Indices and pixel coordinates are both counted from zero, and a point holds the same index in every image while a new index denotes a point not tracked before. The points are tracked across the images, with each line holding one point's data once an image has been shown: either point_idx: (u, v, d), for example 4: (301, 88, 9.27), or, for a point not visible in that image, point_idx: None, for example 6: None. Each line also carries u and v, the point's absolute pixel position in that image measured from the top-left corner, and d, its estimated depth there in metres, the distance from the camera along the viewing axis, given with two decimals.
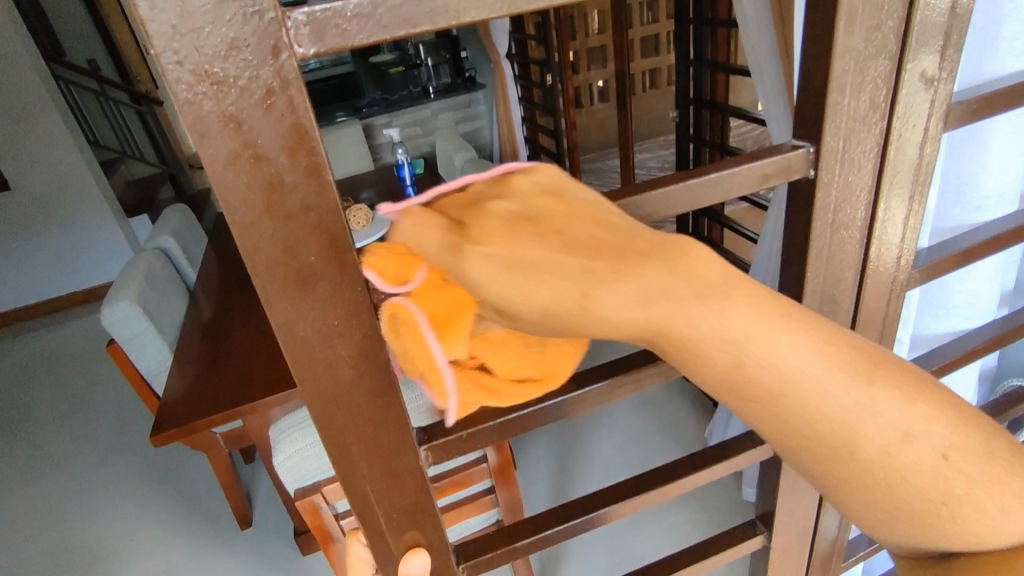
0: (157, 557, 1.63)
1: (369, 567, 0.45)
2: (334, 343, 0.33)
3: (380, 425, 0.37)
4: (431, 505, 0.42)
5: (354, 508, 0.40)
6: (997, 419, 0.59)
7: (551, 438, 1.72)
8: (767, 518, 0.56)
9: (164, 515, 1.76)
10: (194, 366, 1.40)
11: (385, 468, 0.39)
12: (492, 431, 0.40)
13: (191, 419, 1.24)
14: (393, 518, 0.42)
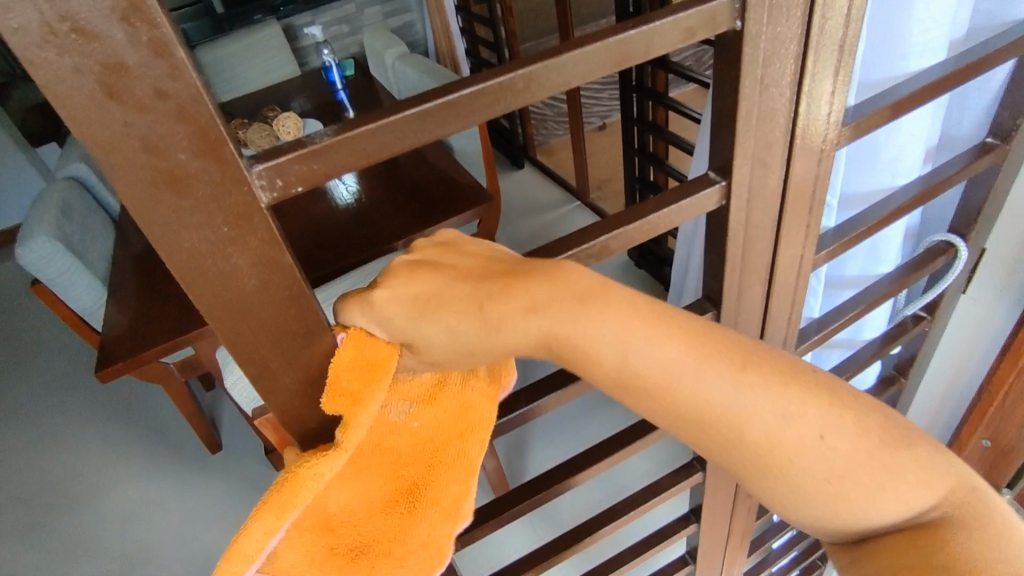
0: (132, 489, 1.65)
1: None
2: (228, 251, 0.31)
3: (292, 333, 0.36)
4: None
5: (279, 415, 0.39)
6: (912, 275, 0.62)
7: None
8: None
9: (131, 448, 1.76)
10: (130, 298, 1.35)
11: (306, 374, 0.38)
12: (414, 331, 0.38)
13: (135, 352, 1.21)
14: (324, 420, 0.41)
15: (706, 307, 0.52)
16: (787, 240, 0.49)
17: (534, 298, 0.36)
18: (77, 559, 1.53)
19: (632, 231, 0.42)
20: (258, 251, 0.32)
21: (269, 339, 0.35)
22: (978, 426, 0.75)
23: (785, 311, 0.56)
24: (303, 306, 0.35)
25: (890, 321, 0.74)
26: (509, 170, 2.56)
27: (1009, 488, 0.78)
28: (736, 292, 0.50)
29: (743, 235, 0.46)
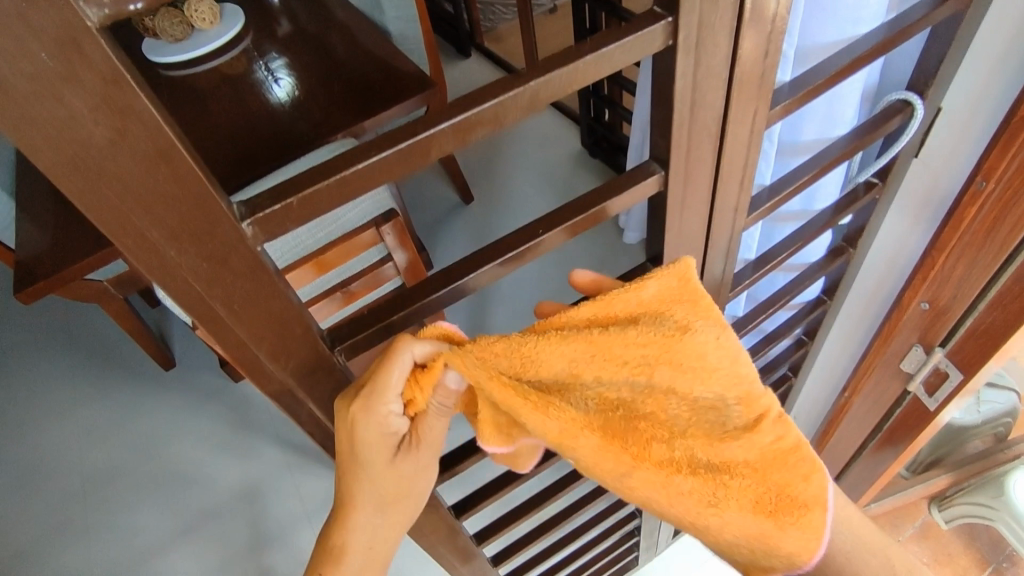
0: (85, 409, 1.63)
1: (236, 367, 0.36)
2: (53, 85, 0.22)
3: (178, 198, 0.27)
4: (287, 291, 0.33)
5: (185, 308, 0.30)
6: (869, 135, 0.61)
7: (466, 229, 1.88)
8: (657, 260, 0.53)
9: (78, 369, 1.71)
10: (44, 211, 1.23)
11: (207, 255, 0.29)
12: (331, 192, 0.31)
13: (58, 270, 1.14)
14: (243, 315, 0.32)
15: (655, 169, 0.45)
16: (740, 94, 0.42)
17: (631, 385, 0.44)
18: (42, 479, 1.53)
19: (564, 78, 0.35)
20: (105, 94, 0.23)
21: (143, 204, 0.26)
22: (920, 285, 0.74)
23: (738, 177, 0.49)
24: (181, 162, 0.26)
25: (841, 190, 0.74)
26: (455, 58, 2.39)
27: (941, 345, 0.77)
28: (686, 153, 0.44)
29: (690, 88, 0.39)
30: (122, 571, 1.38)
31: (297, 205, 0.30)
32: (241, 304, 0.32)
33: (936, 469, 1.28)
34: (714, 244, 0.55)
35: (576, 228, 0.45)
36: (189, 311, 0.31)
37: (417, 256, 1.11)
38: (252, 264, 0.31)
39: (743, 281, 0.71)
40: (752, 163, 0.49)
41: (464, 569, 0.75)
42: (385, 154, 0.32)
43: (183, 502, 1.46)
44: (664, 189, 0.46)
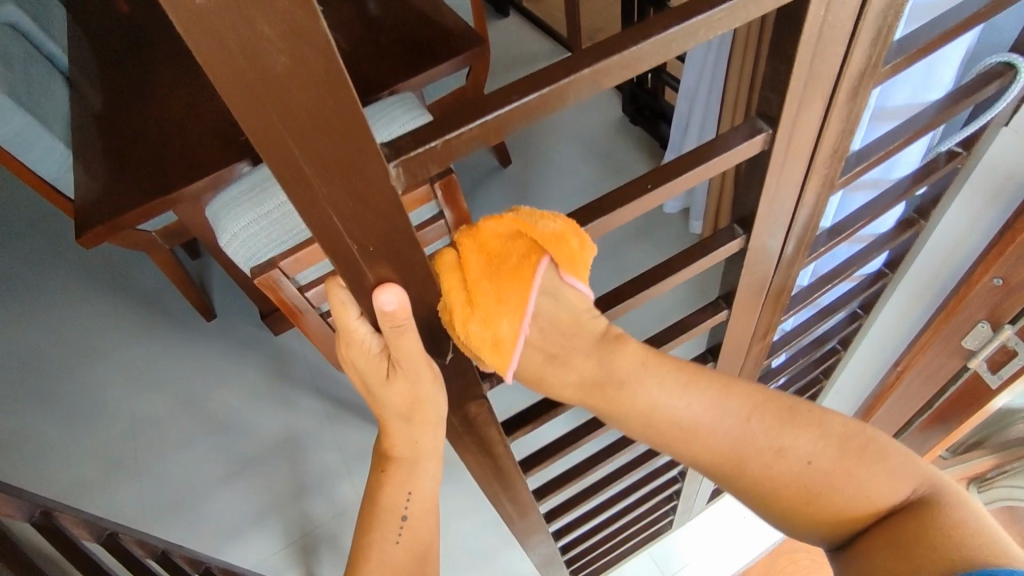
0: (132, 355, 1.68)
1: (356, 314, 0.36)
2: (247, 8, 0.21)
3: (334, 131, 0.26)
4: (414, 238, 0.33)
5: (322, 240, 0.31)
6: (970, 98, 0.59)
7: (504, 194, 1.87)
8: (747, 221, 0.53)
9: (124, 317, 1.76)
10: (99, 159, 1.25)
11: (351, 190, 0.29)
12: (469, 138, 0.32)
13: (116, 217, 1.16)
14: (373, 255, 0.32)
15: (761, 127, 0.44)
16: (860, 50, 0.41)
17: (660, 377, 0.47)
18: (95, 420, 1.59)
19: (704, 23, 0.33)
20: (288, 18, 0.22)
21: (305, 137, 0.26)
22: (994, 262, 0.72)
23: (837, 138, 0.48)
24: (345, 92, 0.25)
25: (922, 159, 0.72)
26: (493, 17, 2.33)
27: (1010, 322, 0.76)
28: (797, 110, 0.43)
29: (815, 38, 0.38)
30: (172, 509, 1.44)
31: (438, 148, 0.32)
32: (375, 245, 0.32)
33: (976, 452, 1.27)
34: (801, 208, 0.54)
35: (680, 186, 0.45)
36: (325, 245, 0.31)
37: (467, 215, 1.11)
38: (391, 207, 0.30)
39: (819, 249, 0.69)
40: (853, 125, 0.47)
41: (520, 522, 0.78)
42: (525, 100, 0.32)
43: (228, 447, 1.51)
44: (768, 148, 0.45)
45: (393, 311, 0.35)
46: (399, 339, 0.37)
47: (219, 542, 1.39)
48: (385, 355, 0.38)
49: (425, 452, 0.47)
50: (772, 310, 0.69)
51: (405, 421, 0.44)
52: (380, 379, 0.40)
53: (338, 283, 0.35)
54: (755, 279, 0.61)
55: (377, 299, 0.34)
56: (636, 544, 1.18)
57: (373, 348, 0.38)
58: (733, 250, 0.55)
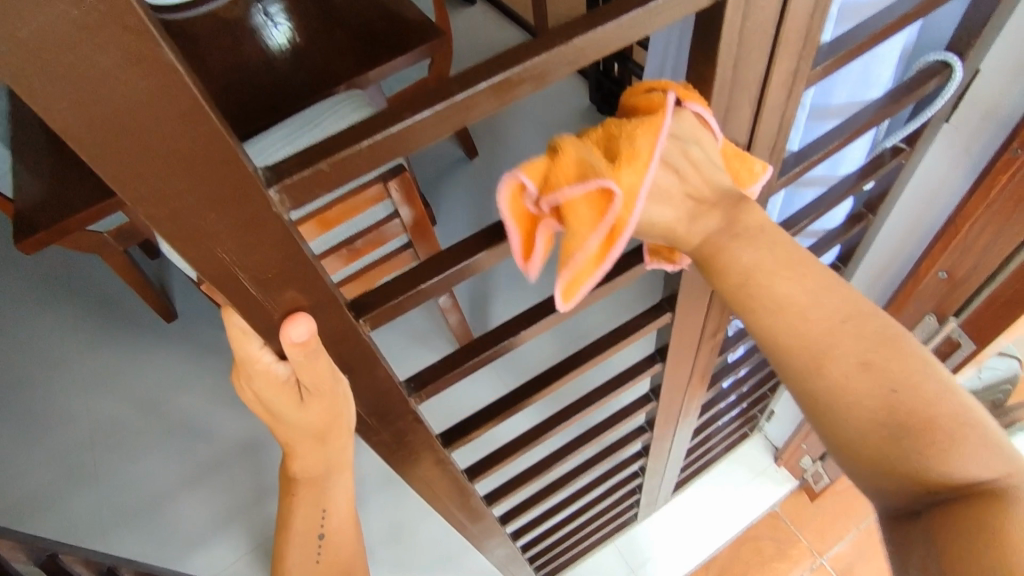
0: (89, 360, 1.63)
1: (257, 344, 0.34)
2: (71, 39, 0.19)
3: (202, 164, 0.25)
4: (312, 265, 0.31)
5: (210, 278, 0.29)
6: (909, 97, 0.59)
7: (470, 187, 1.85)
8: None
9: (79, 321, 1.71)
10: (40, 160, 1.20)
11: (231, 223, 0.27)
12: (362, 158, 0.29)
13: (58, 221, 1.12)
14: (269, 286, 0.31)
15: None
16: (784, 56, 0.40)
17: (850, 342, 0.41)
18: (51, 429, 1.54)
19: (613, 34, 0.32)
20: (128, 53, 0.20)
21: (169, 168, 0.24)
22: (939, 255, 0.73)
23: (772, 141, 0.47)
24: (207, 123, 0.23)
25: (867, 156, 0.72)
26: (459, 5, 2.29)
27: (954, 314, 0.77)
28: (725, 115, 0.42)
29: (735, 47, 0.37)
30: (133, 517, 1.41)
31: (326, 170, 0.28)
32: (268, 273, 0.30)
33: None
34: None
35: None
36: (213, 278, 0.29)
37: (423, 213, 1.09)
38: (279, 234, 0.29)
39: None
40: (785, 127, 0.47)
41: (474, 526, 0.78)
42: (422, 116, 0.29)
43: (191, 452, 1.48)
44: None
45: (306, 341, 0.34)
46: (309, 367, 0.36)
47: (181, 550, 1.36)
48: (296, 382, 0.37)
49: (334, 464, 0.45)
50: (720, 313, 0.67)
51: (319, 441, 0.43)
52: (294, 405, 0.39)
53: (236, 315, 0.33)
54: (695, 284, 0.60)
55: (288, 332, 0.33)
56: (601, 538, 1.19)
57: (280, 376, 0.36)
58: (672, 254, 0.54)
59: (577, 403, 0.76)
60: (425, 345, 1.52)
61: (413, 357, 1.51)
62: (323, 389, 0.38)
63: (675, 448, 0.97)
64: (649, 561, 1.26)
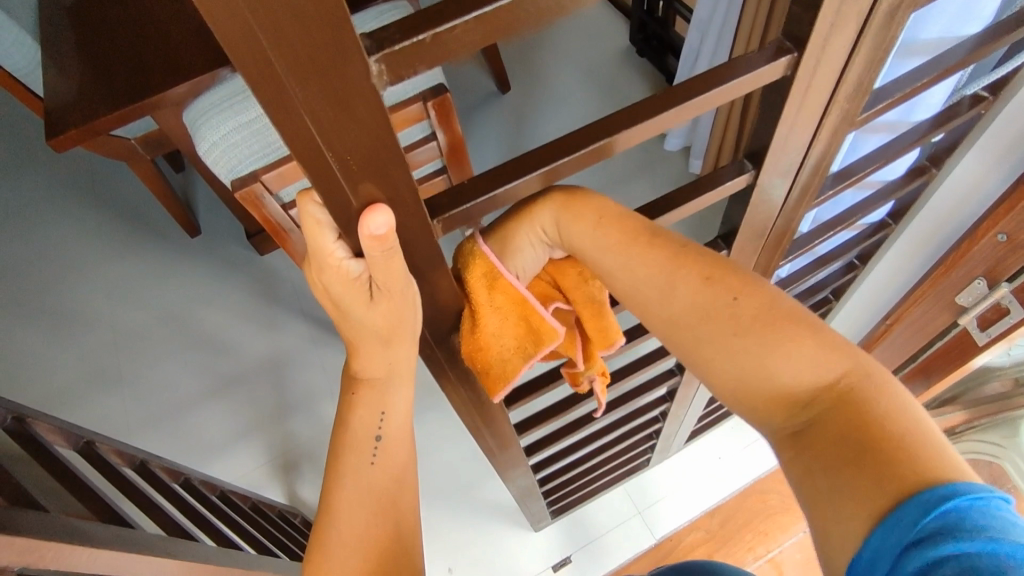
0: (113, 268, 1.65)
1: (333, 234, 0.33)
2: None
3: (306, 18, 0.22)
4: (398, 152, 0.29)
5: (297, 152, 0.27)
6: (1010, 35, 0.54)
7: (501, 121, 1.80)
8: (759, 155, 0.50)
9: (104, 228, 1.71)
10: (69, 56, 1.17)
11: (327, 93, 0.25)
12: (464, 34, 0.27)
13: (88, 120, 1.10)
14: (355, 170, 0.29)
15: (786, 48, 0.41)
16: None
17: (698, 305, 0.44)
18: (78, 332, 1.57)
19: None
20: None
21: (271, 21, 0.22)
22: (1001, 216, 0.69)
23: (865, 71, 0.44)
24: None
25: (945, 102, 0.68)
26: None
27: (1008, 280, 0.74)
28: (826, 35, 0.39)
29: None
30: (156, 421, 1.45)
31: (427, 44, 0.27)
32: (355, 155, 0.28)
33: (951, 407, 1.29)
34: (816, 145, 0.50)
35: (689, 110, 0.41)
36: (300, 154, 0.27)
37: (459, 138, 1.06)
38: (372, 111, 0.27)
39: (825, 194, 0.66)
40: (884, 56, 0.43)
41: (499, 451, 0.79)
42: None
43: (212, 363, 1.51)
44: (790, 73, 0.42)
45: (383, 236, 0.32)
46: (385, 264, 0.34)
47: (202, 456, 1.41)
48: (366, 281, 0.36)
49: (398, 371, 0.45)
50: (771, 254, 0.66)
51: (382, 344, 0.42)
52: (362, 305, 0.38)
53: (311, 202, 0.32)
54: (757, 220, 0.58)
55: (367, 223, 0.31)
56: (611, 479, 1.21)
57: (352, 273, 0.35)
58: (738, 186, 0.52)
59: None
60: None
61: None
62: (394, 288, 0.37)
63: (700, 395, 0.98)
64: (655, 505, 1.29)
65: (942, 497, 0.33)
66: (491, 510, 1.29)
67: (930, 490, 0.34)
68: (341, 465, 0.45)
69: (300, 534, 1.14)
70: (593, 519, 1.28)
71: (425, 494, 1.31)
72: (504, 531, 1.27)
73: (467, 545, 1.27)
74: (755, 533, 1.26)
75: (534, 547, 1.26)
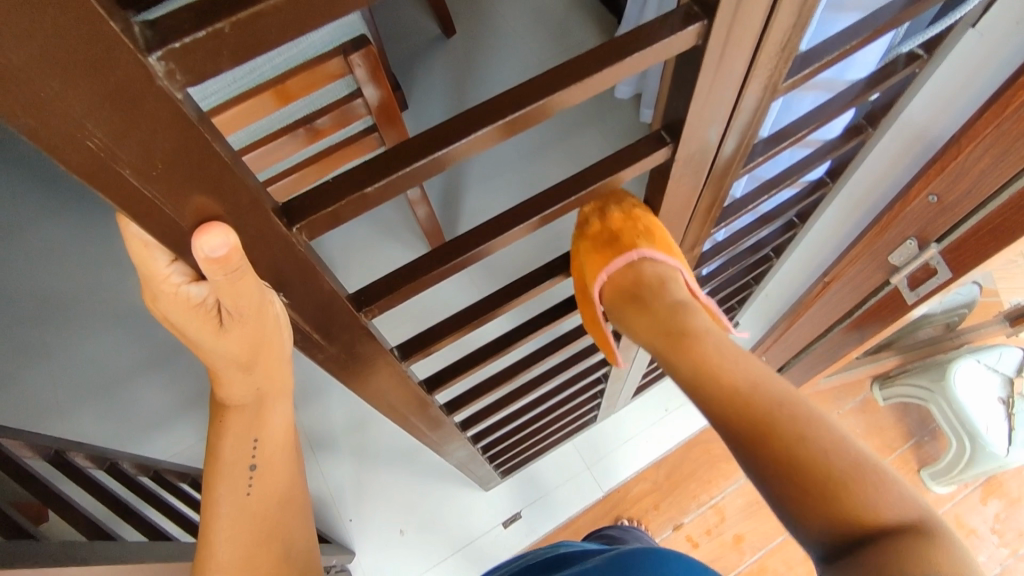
0: (31, 233, 1.54)
1: (163, 260, 0.29)
2: None
3: (41, 10, 0.18)
4: (219, 158, 0.26)
5: (87, 174, 0.23)
6: None
7: (446, 68, 1.70)
8: (676, 128, 0.46)
9: (20, 192, 1.59)
10: None
11: (99, 96, 0.21)
12: (279, 23, 0.23)
13: None
14: (169, 187, 0.25)
15: (696, 15, 0.37)
16: None
17: (789, 417, 0.46)
18: None
19: None
20: None
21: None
22: (933, 177, 0.68)
23: (785, 37, 0.41)
24: None
25: (880, 61, 0.66)
26: None
27: (937, 241, 0.75)
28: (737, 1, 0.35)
29: None
30: (88, 396, 1.39)
31: (228, 35, 0.22)
32: (163, 168, 0.24)
33: (886, 353, 1.33)
34: (739, 114, 0.47)
35: (592, 86, 0.37)
36: (93, 175, 0.23)
37: (389, 94, 1.00)
38: (169, 113, 0.23)
39: (757, 158, 0.63)
40: (804, 22, 0.40)
41: (432, 432, 0.77)
42: None
43: (146, 334, 1.44)
44: (701, 42, 0.38)
45: (224, 256, 0.29)
46: (233, 287, 0.31)
47: (142, 430, 1.36)
48: (215, 305, 0.33)
49: (270, 393, 0.42)
50: (702, 223, 0.64)
51: (245, 369, 0.39)
52: (217, 330, 0.35)
53: (133, 224, 0.27)
54: (681, 193, 0.55)
55: (201, 245, 0.28)
56: (559, 437, 1.22)
57: (195, 299, 0.32)
58: (657, 161, 0.49)
59: (545, 311, 0.72)
60: (392, 238, 1.47)
61: (378, 250, 1.46)
62: (254, 312, 0.34)
63: (640, 357, 0.98)
64: (606, 458, 1.31)
65: None
66: (441, 471, 1.29)
67: None
68: (214, 497, 0.42)
69: None
70: (544, 475, 1.30)
71: (374, 459, 1.31)
72: (455, 493, 1.28)
73: (417, 505, 1.28)
74: (700, 482, 1.30)
75: (485, 506, 1.28)
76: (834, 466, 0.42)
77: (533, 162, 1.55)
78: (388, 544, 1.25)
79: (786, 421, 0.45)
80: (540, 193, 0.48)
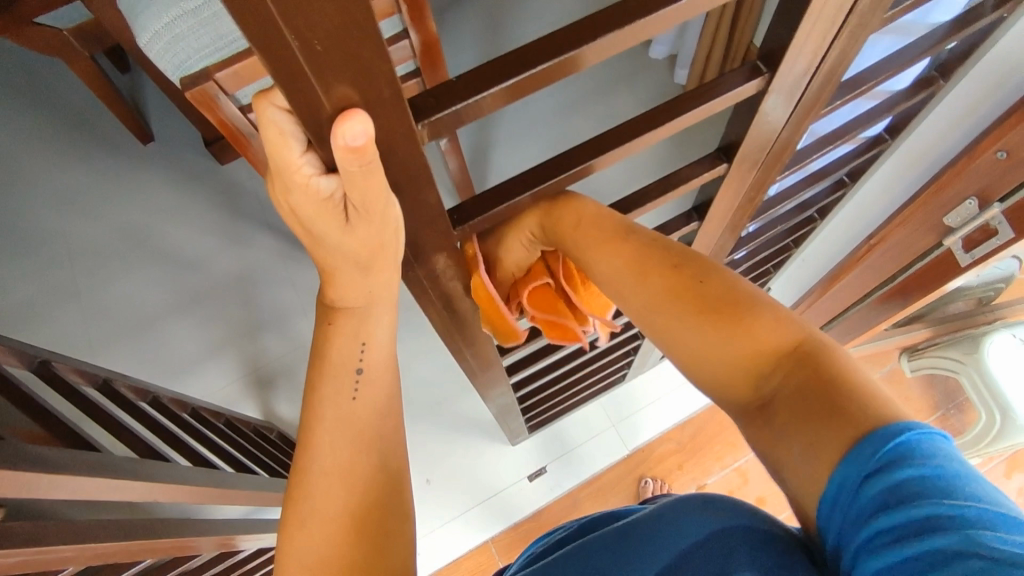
0: (60, 176, 1.54)
1: (299, 147, 0.29)
2: None
3: None
4: (374, 33, 0.24)
5: (252, 34, 0.22)
6: None
7: (477, 21, 1.66)
8: (775, 57, 0.45)
9: (47, 134, 1.58)
10: None
11: None
12: None
13: None
14: (323, 59, 0.24)
15: None
16: None
17: (671, 283, 0.48)
18: (29, 245, 1.48)
19: None
20: None
21: None
22: (1006, 129, 0.67)
23: None
24: None
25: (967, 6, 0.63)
26: None
27: (1000, 201, 0.72)
28: None
29: None
30: (120, 339, 1.40)
31: None
32: (320, 37, 0.23)
33: (918, 325, 1.32)
34: (838, 47, 0.45)
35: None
36: (257, 35, 0.22)
37: (433, 37, 0.97)
38: None
39: (835, 103, 0.61)
40: None
41: (481, 374, 0.78)
42: None
43: (176, 279, 1.44)
44: None
45: (361, 148, 0.27)
46: (362, 181, 0.30)
47: (173, 373, 1.38)
48: (340, 199, 0.32)
49: (378, 299, 0.43)
50: (770, 169, 0.62)
51: (359, 265, 0.39)
52: (339, 225, 0.34)
53: None
54: (762, 133, 0.54)
55: (340, 131, 0.27)
56: (587, 395, 1.22)
57: (323, 191, 0.31)
58: (749, 93, 0.47)
59: None
60: None
61: None
62: (373, 209, 0.33)
63: None
64: (633, 418, 1.32)
65: (890, 443, 0.33)
66: (467, 425, 1.31)
67: (880, 433, 0.34)
68: (320, 398, 0.43)
69: (276, 448, 1.13)
70: (570, 433, 1.31)
71: None
72: (481, 445, 1.30)
73: (445, 457, 1.29)
74: (724, 444, 1.31)
75: (511, 459, 1.29)
76: (715, 314, 0.45)
77: (566, 120, 1.52)
78: (415, 493, 1.27)
79: (668, 284, 0.48)
80: (630, 121, 0.46)
